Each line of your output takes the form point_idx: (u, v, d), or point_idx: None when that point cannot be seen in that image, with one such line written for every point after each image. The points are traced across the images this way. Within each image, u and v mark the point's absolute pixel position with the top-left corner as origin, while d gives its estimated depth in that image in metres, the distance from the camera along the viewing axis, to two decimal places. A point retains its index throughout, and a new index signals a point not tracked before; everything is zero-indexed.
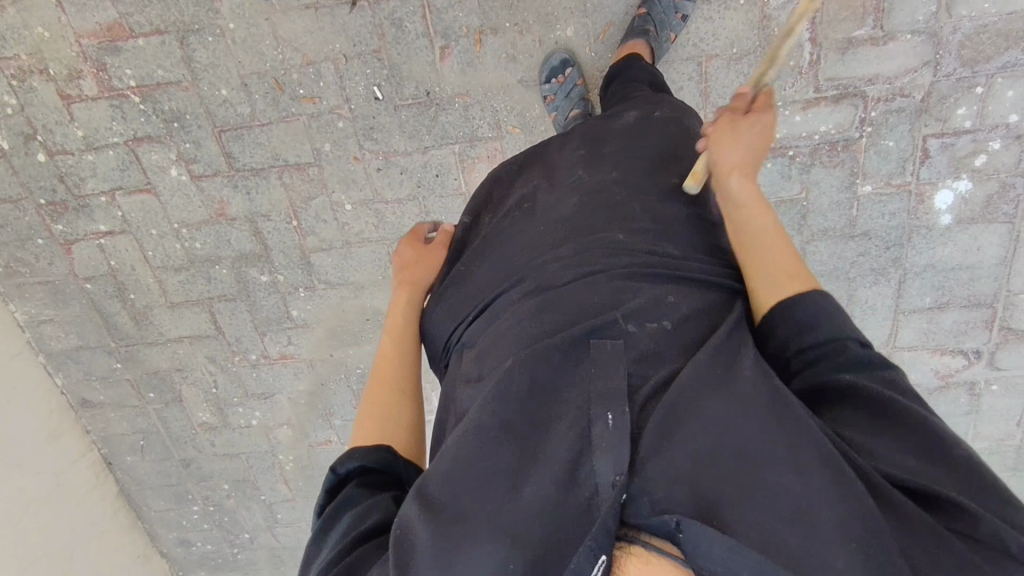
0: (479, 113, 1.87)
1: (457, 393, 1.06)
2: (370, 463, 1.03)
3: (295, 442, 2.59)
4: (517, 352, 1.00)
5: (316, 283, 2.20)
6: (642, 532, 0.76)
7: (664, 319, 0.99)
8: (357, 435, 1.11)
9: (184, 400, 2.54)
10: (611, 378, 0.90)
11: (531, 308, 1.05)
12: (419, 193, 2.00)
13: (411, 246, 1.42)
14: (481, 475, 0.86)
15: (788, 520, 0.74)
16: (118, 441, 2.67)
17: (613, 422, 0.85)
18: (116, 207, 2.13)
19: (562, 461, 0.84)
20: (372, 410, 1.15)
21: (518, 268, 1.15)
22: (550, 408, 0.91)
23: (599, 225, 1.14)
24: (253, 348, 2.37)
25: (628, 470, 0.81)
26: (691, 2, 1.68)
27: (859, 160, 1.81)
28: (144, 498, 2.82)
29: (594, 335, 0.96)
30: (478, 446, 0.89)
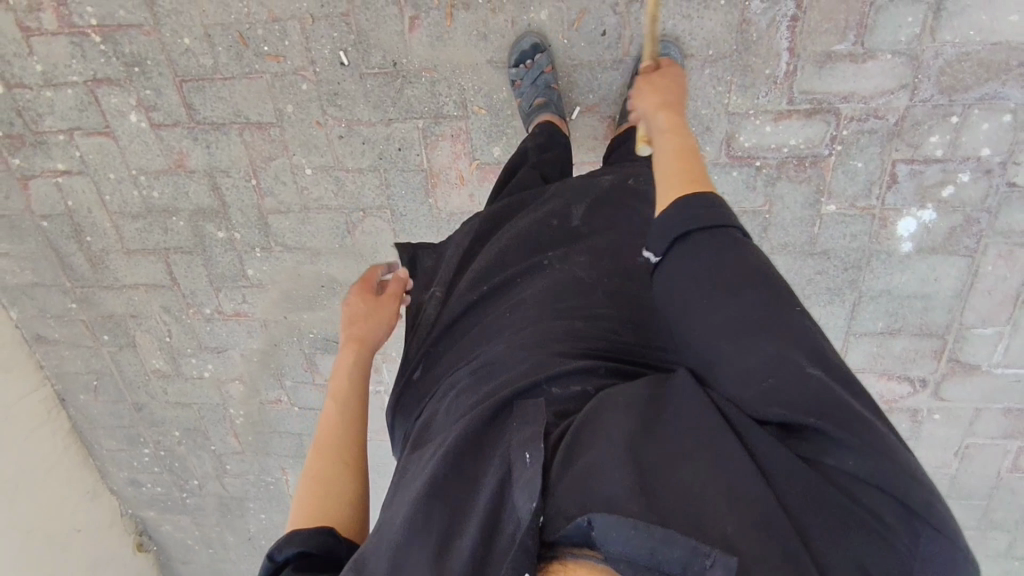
0: (446, 90, 1.82)
1: (405, 459, 1.08)
2: (307, 545, 0.99)
3: (247, 398, 2.61)
4: (456, 422, 1.02)
5: (273, 244, 2.18)
6: (559, 545, 0.73)
7: (589, 383, 0.98)
8: (297, 516, 1.07)
9: (138, 346, 2.54)
10: (527, 427, 0.90)
11: (472, 380, 1.09)
12: (380, 165, 1.96)
13: (361, 297, 1.44)
14: (410, 532, 0.86)
15: (688, 509, 0.74)
16: (72, 379, 2.67)
17: (530, 458, 0.84)
18: (74, 147, 2.09)
19: (485, 509, 0.82)
20: (313, 490, 1.11)
21: (477, 346, 1.18)
22: (476, 466, 0.91)
23: (546, 297, 1.17)
24: (207, 302, 2.36)
25: (543, 495, 0.78)
26: (680, 71, 1.67)
27: (825, 178, 1.77)
28: (97, 437, 2.85)
29: (520, 398, 0.97)
30: (407, 510, 0.89)
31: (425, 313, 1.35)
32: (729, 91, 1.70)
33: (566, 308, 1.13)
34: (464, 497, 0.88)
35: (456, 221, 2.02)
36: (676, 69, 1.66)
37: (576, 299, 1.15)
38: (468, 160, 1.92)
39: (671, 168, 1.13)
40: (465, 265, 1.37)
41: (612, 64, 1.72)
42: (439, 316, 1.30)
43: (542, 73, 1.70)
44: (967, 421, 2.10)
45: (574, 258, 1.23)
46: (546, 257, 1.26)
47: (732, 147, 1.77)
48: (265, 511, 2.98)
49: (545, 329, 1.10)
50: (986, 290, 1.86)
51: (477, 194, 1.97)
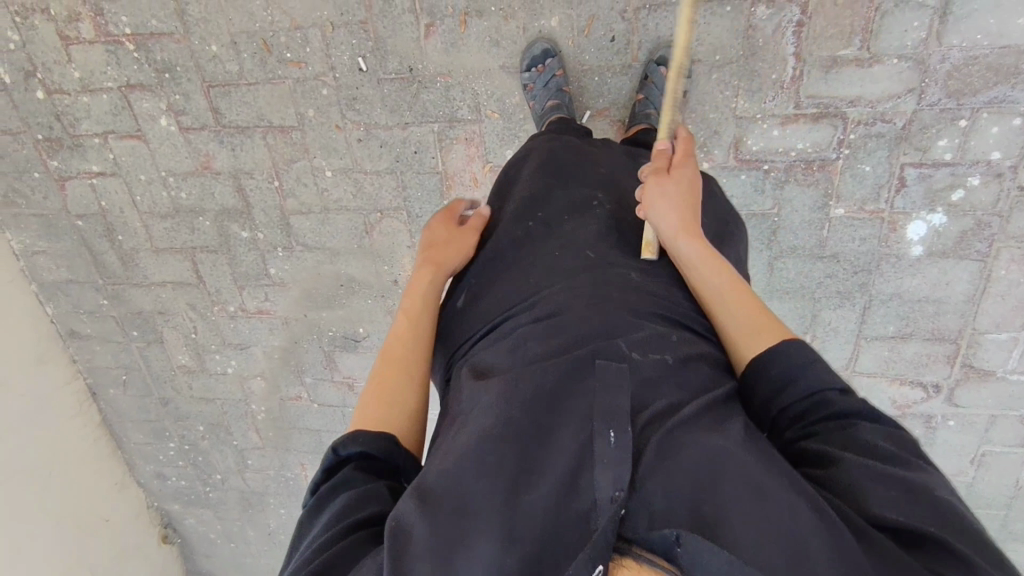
0: (460, 95, 1.88)
1: (457, 390, 1.15)
2: (371, 448, 1.05)
3: (268, 394, 2.68)
4: (526, 365, 1.08)
5: (294, 244, 2.26)
6: (633, 544, 0.78)
7: (666, 353, 1.06)
8: (360, 417, 1.13)
9: (165, 341, 2.63)
10: (617, 397, 0.95)
11: (539, 328, 1.14)
12: (397, 167, 2.03)
13: (446, 223, 1.47)
14: (482, 471, 0.93)
15: (787, 550, 0.77)
16: (103, 373, 2.79)
17: (616, 438, 0.90)
18: (108, 150, 2.19)
19: (564, 472, 0.88)
20: (378, 395, 1.16)
21: (538, 292, 1.23)
22: (553, 418, 0.97)
23: (613, 264, 1.23)
24: (231, 300, 2.44)
25: (630, 486, 0.84)
26: (688, 75, 1.69)
27: (833, 182, 1.79)
28: (125, 430, 2.95)
29: (602, 356, 1.03)
30: (484, 449, 0.95)
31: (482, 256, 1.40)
32: (736, 96, 1.73)
33: (629, 269, 1.25)
34: (539, 446, 0.94)
35: None
36: (685, 73, 1.68)
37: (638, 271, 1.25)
38: (482, 163, 1.97)
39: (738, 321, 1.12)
40: (525, 202, 1.42)
41: (621, 70, 1.76)
42: (502, 259, 1.35)
43: (553, 77, 1.75)
44: (983, 428, 2.08)
45: (637, 225, 1.30)
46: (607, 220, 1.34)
47: (740, 151, 1.79)
48: (284, 506, 3.05)
49: (618, 293, 1.17)
50: (999, 295, 1.85)
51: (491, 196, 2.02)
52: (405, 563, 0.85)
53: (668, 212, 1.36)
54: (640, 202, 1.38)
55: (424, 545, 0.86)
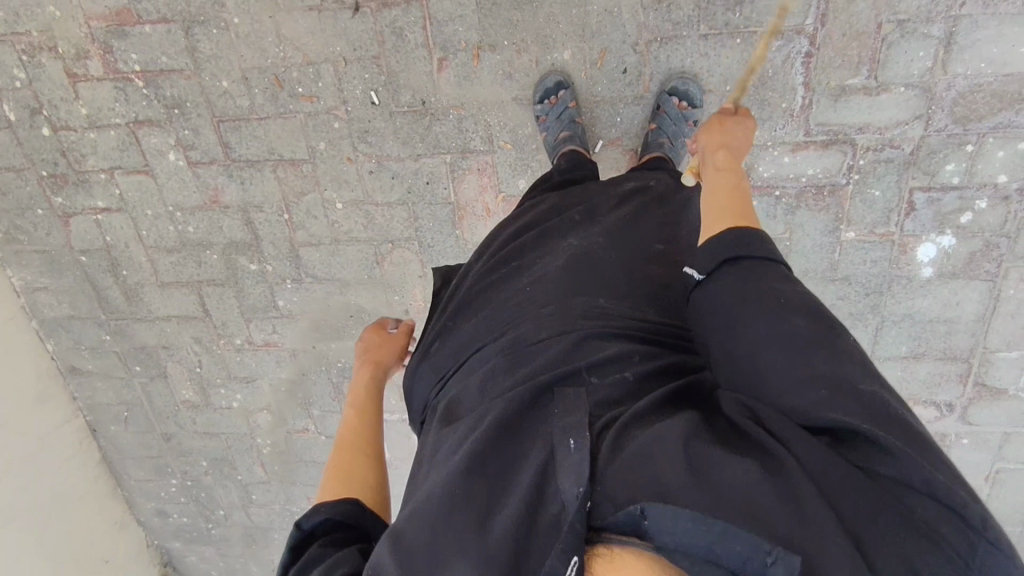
0: (472, 126, 1.89)
1: (432, 436, 1.16)
2: (335, 518, 1.09)
3: (274, 427, 2.64)
4: (492, 400, 1.09)
5: (303, 276, 2.24)
6: (605, 532, 0.79)
7: (628, 368, 1.07)
8: (325, 493, 1.17)
9: (169, 376, 2.59)
10: (573, 414, 0.98)
11: (502, 360, 1.16)
12: (408, 198, 2.03)
13: (375, 333, 1.63)
14: (450, 505, 0.94)
15: (739, 497, 0.79)
16: (104, 410, 2.73)
17: (574, 445, 0.92)
18: (114, 185, 2.18)
19: (528, 489, 0.91)
20: (341, 472, 1.22)
21: (501, 324, 1.24)
22: (519, 449, 0.99)
23: (575, 290, 1.24)
24: (238, 333, 2.42)
25: (590, 482, 0.86)
26: (699, 105, 1.73)
27: (844, 207, 1.81)
28: (126, 467, 2.89)
29: (563, 381, 1.06)
30: (452, 485, 0.97)
31: (451, 300, 1.41)
32: None
33: (596, 294, 1.23)
34: (507, 477, 0.97)
35: None
36: (696, 102, 1.72)
37: (607, 292, 1.24)
38: (494, 193, 1.98)
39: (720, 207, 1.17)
40: (497, 250, 1.44)
41: (633, 100, 1.79)
42: (467, 297, 1.36)
43: (566, 109, 1.78)
44: (996, 444, 2.10)
45: (600, 249, 1.32)
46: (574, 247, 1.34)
47: (751, 177, 1.82)
48: None
49: (580, 317, 1.17)
50: (1008, 315, 1.88)
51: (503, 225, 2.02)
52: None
53: (629, 227, 1.38)
54: (601, 223, 1.40)
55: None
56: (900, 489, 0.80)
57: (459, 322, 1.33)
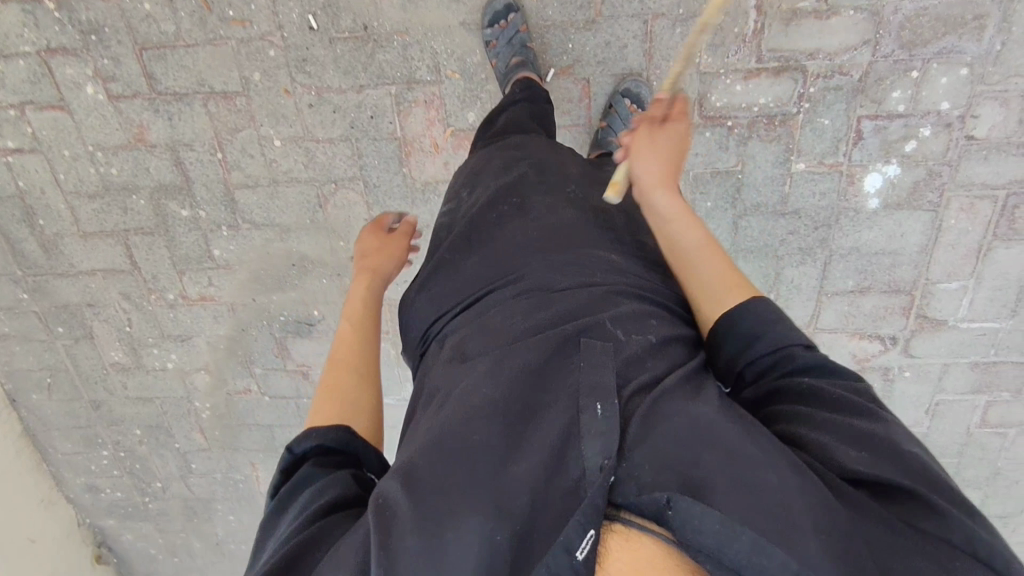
0: (418, 54, 1.81)
1: (439, 374, 1.15)
2: (329, 442, 1.08)
3: (213, 389, 2.51)
4: (511, 345, 1.10)
5: (240, 221, 2.11)
6: (621, 510, 0.83)
7: (649, 333, 1.09)
8: (317, 416, 1.16)
9: (96, 337, 2.42)
10: (601, 373, 0.99)
11: (520, 306, 1.16)
12: (351, 134, 1.93)
13: (374, 234, 1.61)
14: (469, 449, 0.95)
15: (765, 508, 0.81)
16: (24, 377, 2.53)
17: (602, 410, 0.94)
18: (25, 123, 1.99)
19: (552, 444, 0.92)
20: (332, 396, 1.20)
21: (513, 264, 1.25)
22: (542, 397, 1.00)
23: (582, 242, 1.26)
24: (170, 287, 2.26)
25: (617, 457, 0.89)
26: (648, 107, 1.78)
27: (794, 136, 1.81)
28: (51, 440, 2.70)
29: (587, 334, 1.06)
30: (471, 428, 0.97)
31: (450, 230, 1.40)
32: (700, 50, 1.74)
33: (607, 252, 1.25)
34: (527, 424, 0.97)
35: (430, 190, 1.99)
36: (644, 104, 1.76)
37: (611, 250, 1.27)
38: (442, 127, 1.90)
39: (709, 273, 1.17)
40: (499, 182, 1.40)
41: (583, 25, 1.74)
42: (471, 233, 1.34)
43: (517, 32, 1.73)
44: (936, 377, 2.16)
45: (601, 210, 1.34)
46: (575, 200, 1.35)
47: (704, 107, 1.80)
48: (234, 511, 2.87)
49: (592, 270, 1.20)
50: (949, 245, 1.93)
51: (452, 162, 1.95)
52: (392, 534, 0.85)
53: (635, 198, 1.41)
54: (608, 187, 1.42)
55: (410, 516, 0.87)
56: (927, 528, 0.82)
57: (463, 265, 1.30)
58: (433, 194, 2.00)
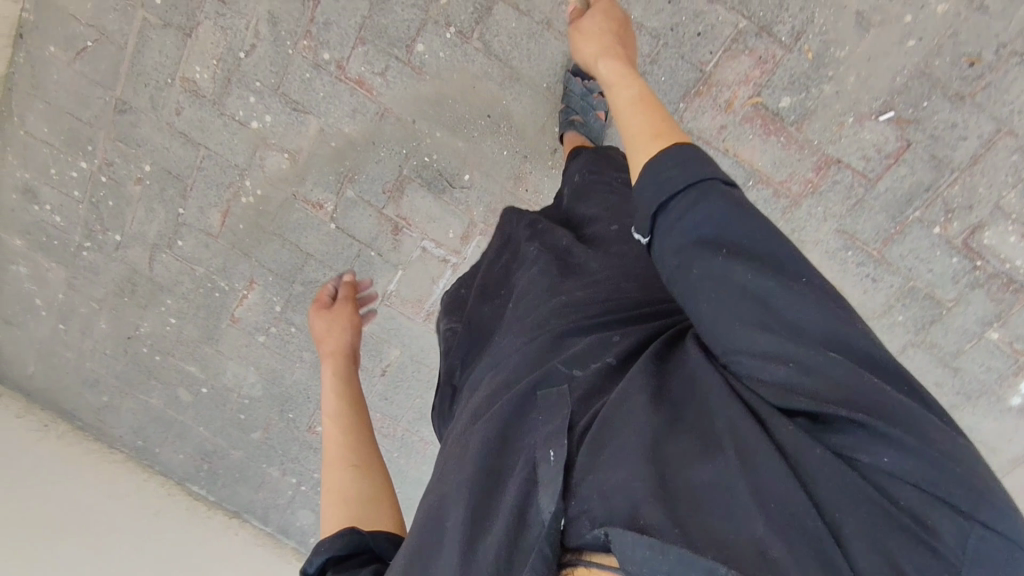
0: (795, 10, 1.63)
1: (439, 462, 1.05)
2: (337, 553, 1.01)
3: (280, 181, 2.02)
4: (480, 415, 1.01)
5: (473, 35, 1.75)
6: (581, 552, 0.75)
7: (608, 355, 0.98)
8: (325, 522, 1.09)
9: (193, 38, 1.84)
10: (555, 418, 0.91)
11: (501, 366, 1.08)
12: (664, 37, 1.68)
13: (321, 316, 1.56)
14: (448, 534, 0.88)
15: (706, 519, 0.71)
16: (56, 21, 1.86)
17: (553, 458, 0.85)
18: None
19: (512, 506, 0.84)
20: (332, 499, 1.13)
21: (496, 338, 1.18)
22: (507, 458, 0.92)
23: (556, 290, 1.15)
24: (334, 47, 1.81)
25: (564, 499, 0.80)
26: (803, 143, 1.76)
27: (1012, 309, 1.87)
28: (25, 111, 2.01)
29: (543, 382, 0.97)
30: (450, 513, 0.90)
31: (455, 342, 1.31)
32: (1012, 188, 1.73)
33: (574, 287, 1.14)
34: (497, 489, 0.89)
35: None
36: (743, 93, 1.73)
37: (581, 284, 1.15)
38: (751, 92, 1.72)
39: (637, 124, 1.06)
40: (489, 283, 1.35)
41: (953, 97, 1.66)
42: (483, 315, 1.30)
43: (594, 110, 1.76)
44: None
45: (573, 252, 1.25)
46: (543, 253, 1.26)
47: (973, 236, 1.80)
48: (180, 315, 2.32)
49: (551, 313, 1.10)
50: None
51: (728, 130, 1.77)
52: None
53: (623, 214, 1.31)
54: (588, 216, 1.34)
55: None
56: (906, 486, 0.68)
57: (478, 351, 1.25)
58: None
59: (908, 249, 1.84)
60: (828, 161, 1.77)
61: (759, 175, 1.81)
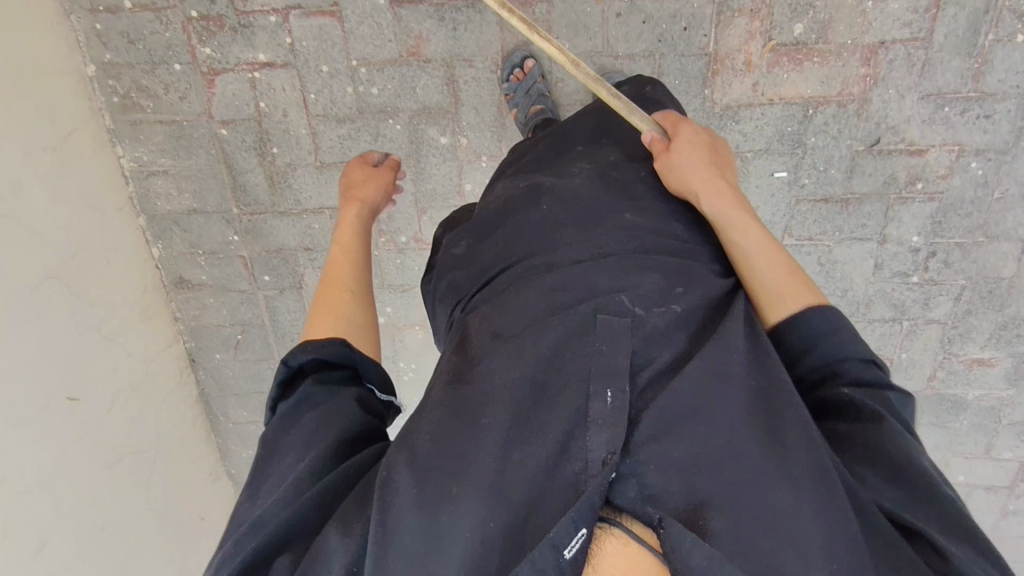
0: None
1: (450, 360, 1.08)
2: (325, 357, 1.08)
3: (424, 349, 2.25)
4: (529, 321, 1.03)
5: (503, 151, 1.89)
6: (622, 513, 0.87)
7: (673, 304, 1.02)
8: (314, 330, 1.15)
9: (305, 287, 2.14)
10: (617, 356, 0.95)
11: (546, 275, 1.08)
12: (656, 50, 1.75)
13: (361, 167, 1.62)
14: (478, 434, 0.93)
15: (757, 519, 0.83)
16: (210, 334, 2.24)
17: (611, 399, 0.92)
18: (286, 31, 1.76)
19: (559, 437, 0.90)
20: (324, 312, 1.19)
21: (528, 234, 1.17)
22: (556, 380, 0.96)
23: (610, 203, 1.17)
24: (406, 228, 2.03)
25: (622, 451, 0.89)
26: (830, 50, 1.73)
27: None
28: (224, 407, 2.40)
29: (601, 313, 1.00)
30: (489, 413, 0.95)
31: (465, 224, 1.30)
32: None
33: (623, 211, 1.16)
34: (542, 412, 0.93)
35: (728, 115, 1.81)
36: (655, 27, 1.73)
37: (630, 207, 1.17)
38: (762, 41, 1.73)
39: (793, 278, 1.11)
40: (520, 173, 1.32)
41: None
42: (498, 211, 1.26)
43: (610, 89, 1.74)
44: None
45: (612, 168, 1.25)
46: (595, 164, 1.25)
47: None
48: None
49: (610, 236, 1.11)
50: None
51: (762, 84, 1.78)
52: (394, 530, 0.86)
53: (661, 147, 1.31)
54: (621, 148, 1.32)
55: (414, 509, 0.88)
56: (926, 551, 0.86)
57: (483, 239, 1.24)
58: (732, 119, 1.82)
59: (1003, 69, 1.72)
60: (872, 49, 1.72)
61: (814, 102, 1.79)
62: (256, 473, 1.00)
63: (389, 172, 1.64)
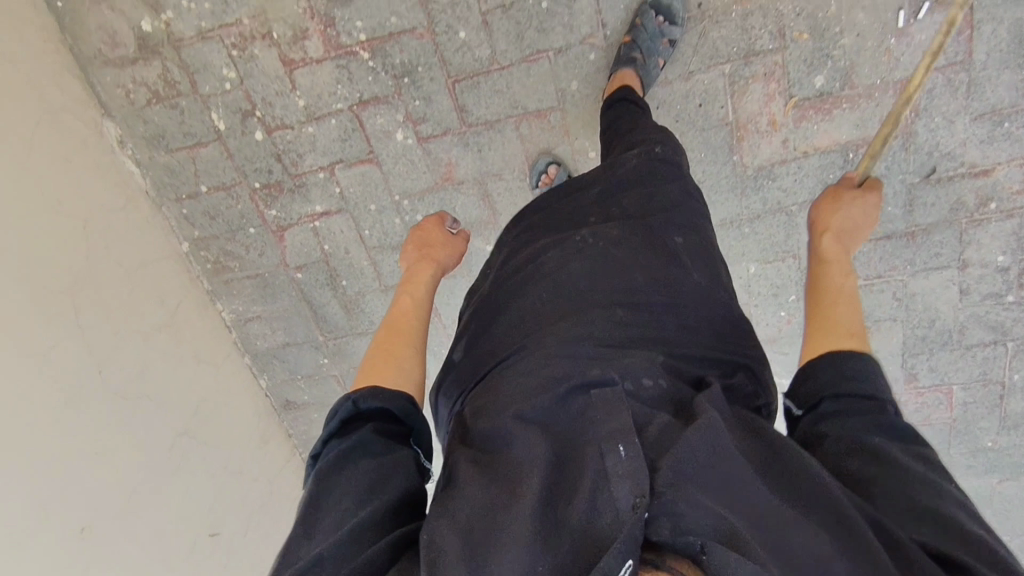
0: (760, 21, 1.59)
1: (452, 447, 1.00)
2: (391, 409, 1.06)
3: None
4: (526, 395, 0.95)
5: None
6: (667, 555, 0.73)
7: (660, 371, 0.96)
8: (373, 378, 1.15)
9: None
10: (618, 416, 0.87)
11: (538, 353, 1.02)
12: (676, 129, 1.75)
13: (434, 227, 1.66)
14: (498, 502, 0.83)
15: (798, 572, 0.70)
16: None
17: (626, 451, 0.81)
18: (334, 183, 1.94)
19: (586, 490, 0.79)
20: (386, 359, 1.21)
21: (521, 317, 1.11)
22: (574, 443, 0.87)
23: (608, 273, 1.12)
24: None
25: (649, 492, 0.77)
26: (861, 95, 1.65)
27: None
28: None
29: (594, 386, 0.93)
30: (499, 484, 0.85)
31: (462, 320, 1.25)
32: None
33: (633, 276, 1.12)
34: (558, 474, 0.84)
35: (763, 175, 1.79)
36: (676, 21, 1.59)
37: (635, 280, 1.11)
38: (783, 100, 1.68)
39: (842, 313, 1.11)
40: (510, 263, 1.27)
41: None
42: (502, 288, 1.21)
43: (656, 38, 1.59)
44: None
45: (611, 230, 1.19)
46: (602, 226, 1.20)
47: None
48: None
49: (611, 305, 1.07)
50: None
51: (792, 139, 1.73)
52: None
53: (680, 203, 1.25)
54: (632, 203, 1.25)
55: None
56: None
57: (481, 327, 1.17)
58: (768, 179, 1.79)
59: None
60: None
61: (854, 146, 1.71)
62: (310, 512, 0.91)
63: (464, 243, 1.69)
